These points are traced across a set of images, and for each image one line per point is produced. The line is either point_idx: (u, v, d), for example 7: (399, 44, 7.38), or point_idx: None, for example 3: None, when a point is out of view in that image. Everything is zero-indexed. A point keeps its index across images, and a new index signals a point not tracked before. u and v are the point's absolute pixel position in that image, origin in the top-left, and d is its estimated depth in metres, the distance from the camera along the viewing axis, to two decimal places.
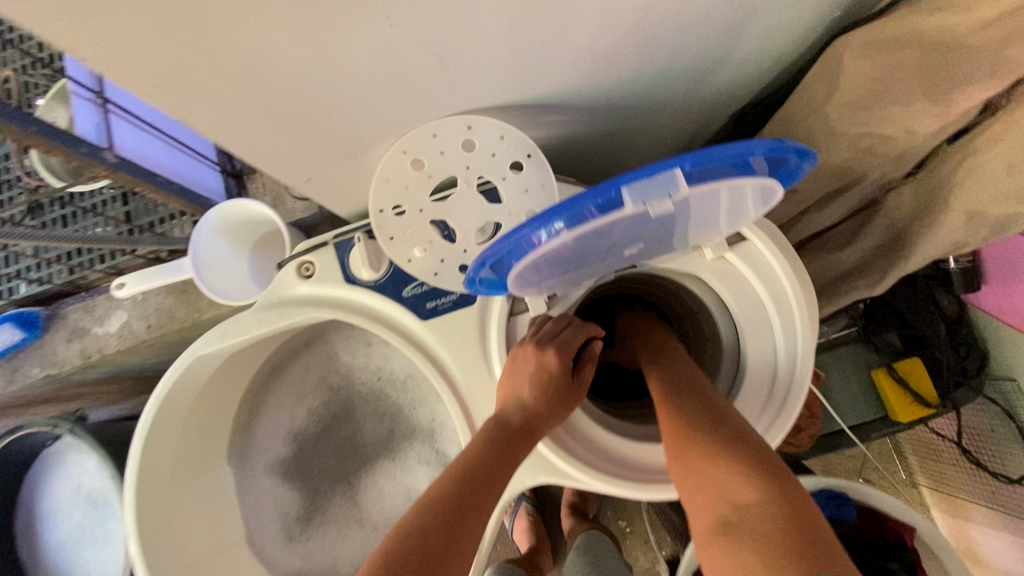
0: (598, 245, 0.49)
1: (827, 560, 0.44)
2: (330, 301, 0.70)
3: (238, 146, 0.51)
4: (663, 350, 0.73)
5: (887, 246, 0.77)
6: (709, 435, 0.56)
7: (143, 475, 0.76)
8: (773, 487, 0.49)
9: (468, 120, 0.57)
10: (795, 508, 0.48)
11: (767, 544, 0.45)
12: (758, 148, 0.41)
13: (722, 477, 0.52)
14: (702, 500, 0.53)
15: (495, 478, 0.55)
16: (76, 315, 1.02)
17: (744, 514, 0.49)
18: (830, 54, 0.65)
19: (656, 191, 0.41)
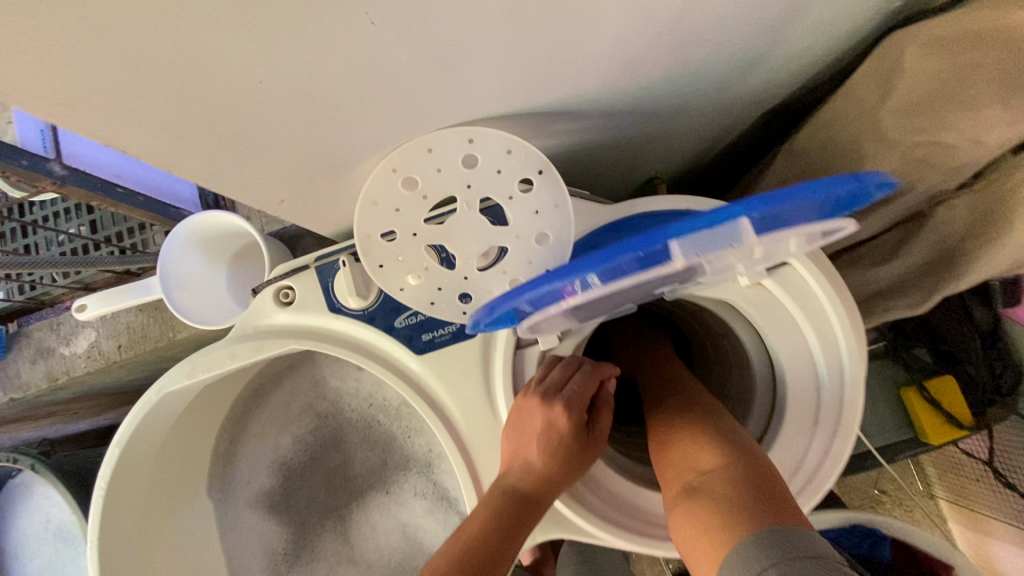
0: (640, 292, 0.44)
1: (779, 508, 0.47)
2: (313, 331, 0.62)
3: (190, 157, 0.43)
4: (675, 384, 0.67)
5: (932, 263, 0.68)
6: (681, 419, 0.61)
7: (107, 519, 0.68)
8: (737, 455, 0.53)
9: (468, 132, 0.48)
10: (751, 469, 0.52)
11: (725, 499, 0.49)
12: (839, 190, 0.34)
13: (690, 449, 0.57)
14: (672, 474, 0.57)
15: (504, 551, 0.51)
16: (41, 334, 0.94)
17: (706, 477, 0.53)
18: (882, 50, 0.57)
19: (715, 244, 0.36)
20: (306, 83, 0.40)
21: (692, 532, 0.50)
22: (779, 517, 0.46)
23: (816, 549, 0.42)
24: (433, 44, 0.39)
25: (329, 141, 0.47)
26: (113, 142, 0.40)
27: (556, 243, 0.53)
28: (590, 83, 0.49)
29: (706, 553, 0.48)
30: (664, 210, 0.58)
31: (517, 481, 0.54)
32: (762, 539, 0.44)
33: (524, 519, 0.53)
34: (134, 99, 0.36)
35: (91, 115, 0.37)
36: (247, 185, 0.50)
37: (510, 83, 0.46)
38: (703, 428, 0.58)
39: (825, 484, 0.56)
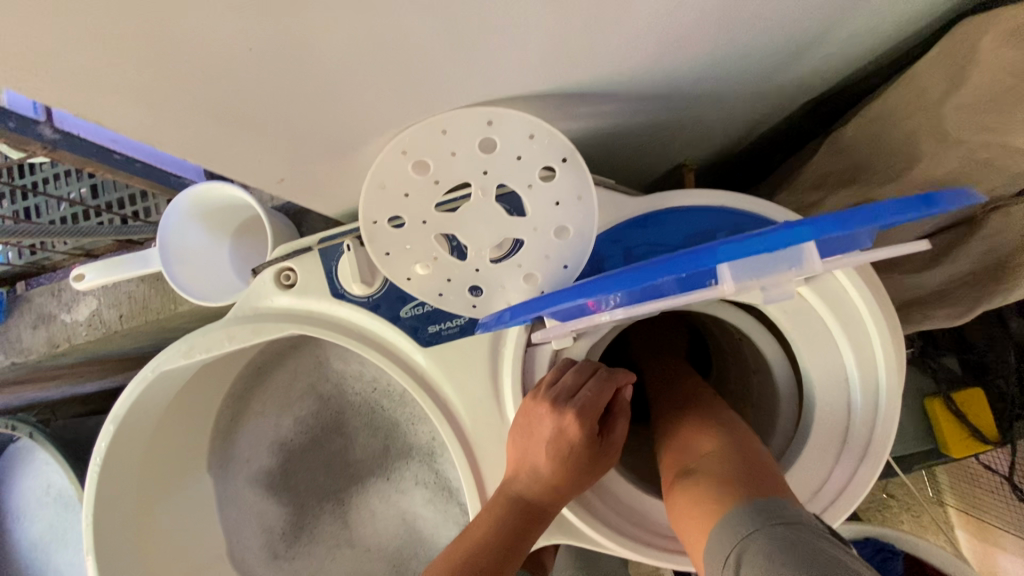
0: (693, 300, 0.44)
1: (773, 484, 0.44)
2: (314, 316, 0.59)
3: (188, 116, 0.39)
4: (688, 387, 0.63)
5: (980, 275, 0.63)
6: (686, 413, 0.58)
7: (104, 491, 0.67)
8: (734, 440, 0.51)
9: (487, 113, 0.44)
10: (752, 454, 0.49)
11: (717, 477, 0.47)
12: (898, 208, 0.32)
13: (691, 437, 0.54)
14: (670, 464, 0.54)
15: (507, 558, 0.49)
16: (41, 299, 0.92)
17: (701, 460, 0.50)
18: (954, 35, 0.51)
19: (771, 266, 0.36)
20: (309, 50, 0.35)
21: (684, 513, 0.47)
22: (771, 490, 0.43)
23: (800, 517, 0.39)
24: (451, 12, 0.34)
25: (336, 115, 0.43)
26: (99, 104, 0.37)
27: (577, 237, 0.49)
28: (625, 62, 0.44)
29: (695, 529, 0.45)
30: (697, 207, 0.53)
31: (523, 488, 0.52)
32: (751, 509, 0.41)
33: (527, 525, 0.51)
34: (117, 51, 0.33)
35: (71, 71, 0.34)
36: (247, 158, 0.46)
37: (538, 59, 0.41)
38: (708, 420, 0.55)
39: (848, 507, 0.53)
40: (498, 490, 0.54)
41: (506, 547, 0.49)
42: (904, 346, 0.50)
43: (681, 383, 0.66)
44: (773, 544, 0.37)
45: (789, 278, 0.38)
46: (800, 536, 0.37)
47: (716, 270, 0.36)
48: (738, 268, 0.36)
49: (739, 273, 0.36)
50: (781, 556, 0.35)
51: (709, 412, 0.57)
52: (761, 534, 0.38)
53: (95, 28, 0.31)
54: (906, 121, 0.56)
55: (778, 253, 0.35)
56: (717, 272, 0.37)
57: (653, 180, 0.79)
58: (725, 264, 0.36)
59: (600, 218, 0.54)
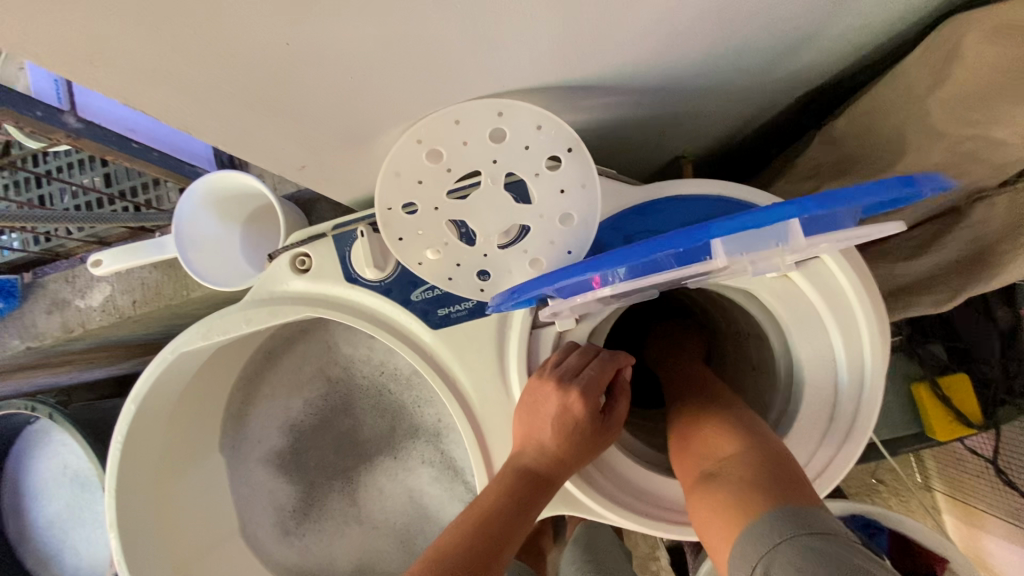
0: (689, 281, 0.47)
1: (796, 492, 0.47)
2: (327, 299, 0.62)
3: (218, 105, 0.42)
4: (703, 384, 0.66)
5: (964, 263, 0.66)
6: (703, 412, 0.61)
7: (124, 468, 0.69)
8: (753, 442, 0.53)
9: (498, 105, 0.46)
10: (768, 456, 0.52)
11: (739, 482, 0.49)
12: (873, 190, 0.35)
13: (710, 439, 0.57)
14: (691, 465, 0.57)
15: (515, 528, 0.52)
16: (56, 285, 0.94)
17: (723, 463, 0.53)
18: (940, 33, 0.54)
19: (759, 241, 0.39)
20: (334, 42, 0.38)
21: (708, 516, 0.50)
22: (794, 499, 0.46)
23: (827, 528, 0.42)
24: (468, 9, 0.37)
25: (354, 106, 0.45)
26: (137, 93, 0.39)
27: (581, 224, 0.52)
28: (628, 56, 0.46)
29: (720, 533, 0.48)
30: (694, 196, 0.56)
31: (531, 461, 0.55)
32: (776, 518, 0.44)
33: (538, 502, 0.54)
34: (157, 42, 0.35)
35: (113, 61, 0.36)
36: (269, 146, 0.48)
37: (546, 54, 0.44)
38: (725, 421, 0.58)
39: (833, 481, 0.56)
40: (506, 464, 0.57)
41: (516, 519, 0.52)
42: (888, 328, 0.53)
43: (690, 377, 0.69)
44: (801, 557, 0.39)
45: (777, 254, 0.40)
46: (827, 546, 0.40)
47: (709, 244, 0.39)
48: (731, 245, 0.39)
49: (731, 249, 0.39)
50: (810, 569, 0.38)
51: (722, 409, 0.60)
52: (787, 544, 0.41)
53: (138, 21, 0.33)
54: (894, 114, 0.59)
55: (766, 230, 0.38)
56: (711, 248, 0.39)
57: (652, 171, 0.82)
58: (716, 241, 0.38)
59: (602, 205, 0.56)
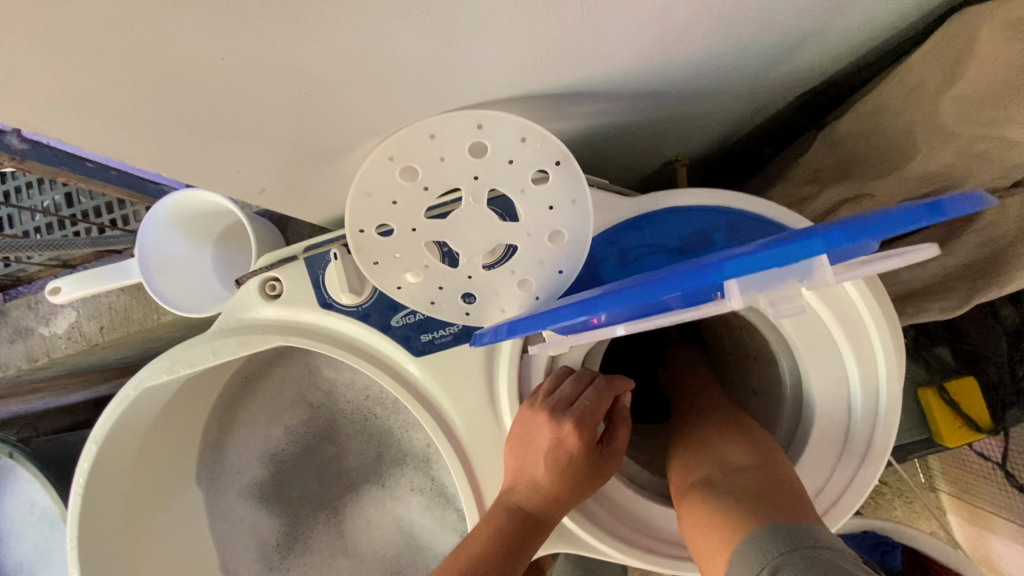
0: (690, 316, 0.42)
1: (798, 511, 0.44)
2: (301, 327, 0.57)
3: (165, 125, 0.37)
4: (704, 395, 0.63)
5: (977, 268, 0.63)
6: (707, 420, 0.58)
7: (89, 512, 0.65)
8: (759, 454, 0.50)
9: (477, 116, 0.42)
10: (774, 470, 0.48)
11: (743, 493, 0.46)
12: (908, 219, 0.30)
13: (713, 446, 0.53)
14: (685, 471, 0.53)
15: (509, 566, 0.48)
16: (17, 312, 0.88)
17: (723, 473, 0.49)
18: (952, 28, 0.51)
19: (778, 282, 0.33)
20: (291, 56, 0.34)
21: (699, 524, 0.47)
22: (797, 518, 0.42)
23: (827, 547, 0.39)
24: (442, 15, 0.33)
25: (319, 123, 0.41)
26: (73, 118, 0.35)
27: (572, 241, 0.48)
28: (619, 60, 0.43)
29: (711, 541, 0.45)
30: (692, 207, 0.52)
31: (523, 499, 0.50)
32: (780, 532, 0.41)
33: (532, 540, 0.50)
34: (86, 65, 0.31)
35: (37, 87, 0.32)
36: (230, 169, 0.44)
37: (528, 61, 0.40)
38: (730, 429, 0.54)
39: (849, 508, 0.52)
40: (496, 501, 0.53)
41: (508, 562, 0.48)
42: (904, 343, 0.49)
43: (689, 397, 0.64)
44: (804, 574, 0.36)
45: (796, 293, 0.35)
46: (828, 565, 0.37)
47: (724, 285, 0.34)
48: (748, 285, 0.34)
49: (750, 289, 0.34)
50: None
51: (728, 417, 0.57)
52: (789, 559, 0.38)
53: (59, 43, 0.29)
54: (902, 115, 0.55)
55: (788, 268, 0.33)
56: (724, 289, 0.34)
57: (644, 177, 0.78)
58: (731, 281, 0.34)
59: (595, 220, 0.52)
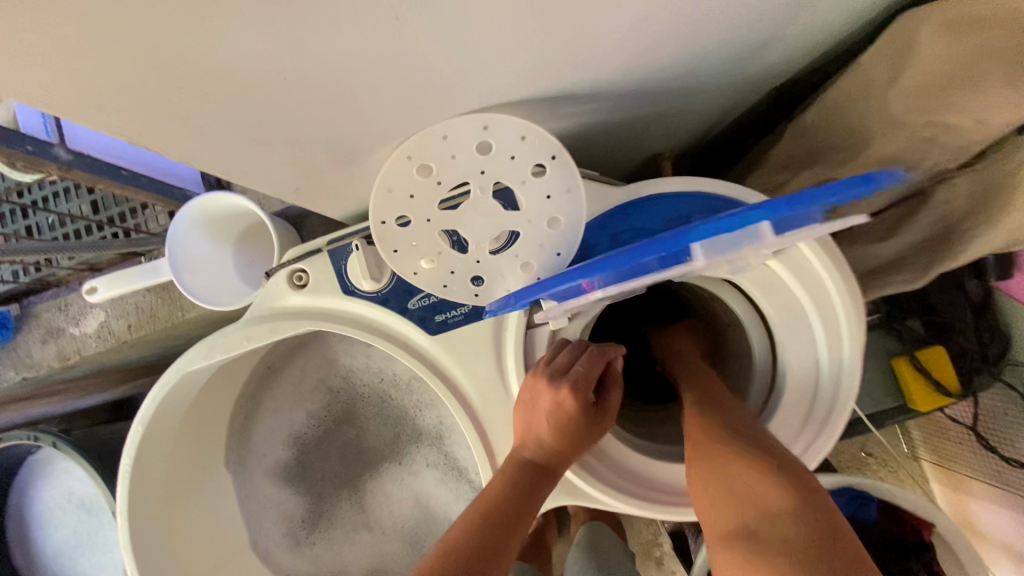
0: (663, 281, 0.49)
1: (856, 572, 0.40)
2: (326, 312, 0.63)
3: (215, 134, 0.43)
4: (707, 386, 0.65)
5: (934, 242, 0.69)
6: (730, 443, 0.54)
7: (134, 490, 0.71)
8: (801, 495, 0.46)
9: (483, 120, 0.49)
10: (824, 517, 0.44)
11: (791, 551, 0.42)
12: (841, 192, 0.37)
13: (745, 480, 0.49)
14: (719, 511, 0.50)
15: (517, 517, 0.54)
16: (48, 314, 0.94)
17: (764, 520, 0.45)
18: (898, 27, 0.57)
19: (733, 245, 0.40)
20: (326, 72, 0.40)
21: None
22: None
23: None
24: (454, 34, 0.39)
25: (345, 128, 0.47)
26: (146, 130, 0.41)
27: (568, 226, 0.54)
28: (606, 65, 0.49)
29: None
30: (674, 193, 0.58)
31: (531, 453, 0.57)
32: None
33: (540, 491, 0.56)
34: (157, 85, 0.37)
35: (114, 104, 0.37)
36: (265, 171, 0.50)
37: (526, 69, 0.46)
38: (760, 458, 0.51)
39: (819, 454, 0.59)
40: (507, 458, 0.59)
41: (519, 511, 0.54)
42: (864, 308, 0.56)
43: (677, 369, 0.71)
44: None
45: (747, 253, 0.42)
46: None
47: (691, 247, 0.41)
48: (710, 247, 0.40)
49: (712, 252, 0.41)
50: None
51: (755, 442, 0.53)
52: None
53: (138, 68, 0.35)
54: (859, 106, 0.62)
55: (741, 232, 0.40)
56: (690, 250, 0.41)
57: (632, 170, 0.85)
58: (696, 244, 0.41)
59: (588, 208, 0.59)
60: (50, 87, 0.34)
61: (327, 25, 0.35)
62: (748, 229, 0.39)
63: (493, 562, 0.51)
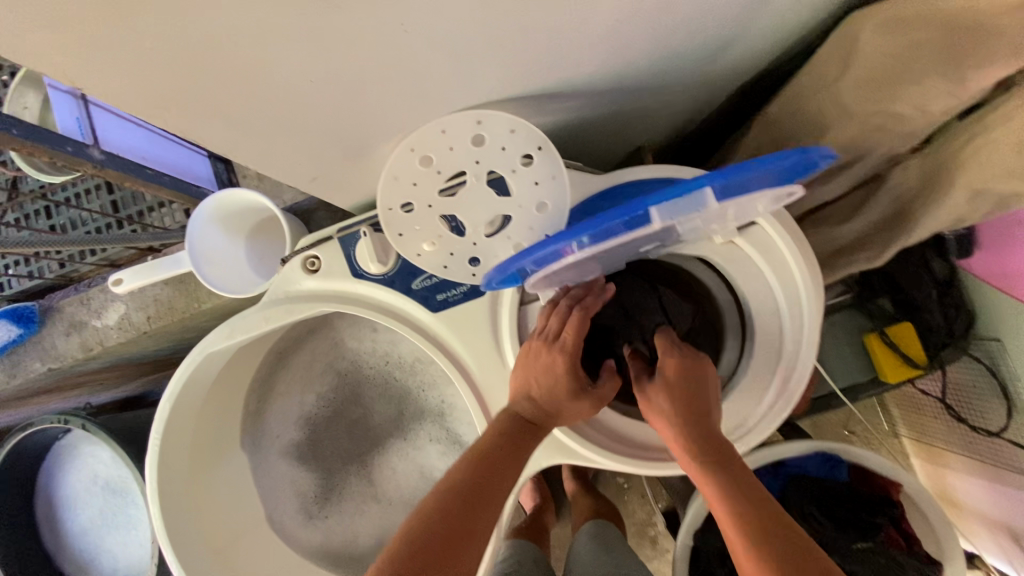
0: (627, 248, 0.55)
1: None
2: (337, 294, 0.70)
3: (241, 132, 0.49)
4: (692, 368, 0.64)
5: (890, 221, 0.76)
6: (767, 545, 0.49)
7: (163, 462, 0.77)
8: None
9: (476, 115, 0.55)
10: None
11: None
12: (782, 165, 0.43)
13: None
14: None
15: (510, 465, 0.59)
16: (71, 308, 0.99)
17: None
18: (847, 27, 0.64)
19: (684, 208, 0.47)
20: (340, 76, 0.46)
21: None
22: None
23: None
24: (449, 41, 0.45)
25: (356, 124, 0.53)
26: (187, 127, 0.47)
27: (555, 211, 0.60)
28: (586, 64, 0.55)
29: None
30: (650, 180, 0.65)
31: (522, 409, 0.63)
32: None
33: (529, 443, 0.62)
34: (196, 90, 0.43)
35: (159, 105, 0.44)
36: (284, 164, 0.56)
37: (512, 70, 0.52)
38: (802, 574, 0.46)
39: (785, 409, 0.66)
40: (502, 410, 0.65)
41: (509, 458, 0.59)
42: (821, 278, 0.62)
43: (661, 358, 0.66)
44: None
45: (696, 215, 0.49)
46: None
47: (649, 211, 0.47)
48: (665, 211, 0.47)
49: (667, 215, 0.47)
50: None
51: (794, 549, 0.48)
52: None
53: (182, 76, 0.41)
54: (816, 98, 0.68)
55: (691, 196, 0.46)
56: (649, 215, 0.48)
57: (617, 162, 0.91)
58: (654, 207, 0.47)
59: (572, 194, 0.65)
60: (114, 89, 0.40)
61: (346, 34, 0.41)
62: (694, 193, 0.46)
63: (486, 503, 0.56)
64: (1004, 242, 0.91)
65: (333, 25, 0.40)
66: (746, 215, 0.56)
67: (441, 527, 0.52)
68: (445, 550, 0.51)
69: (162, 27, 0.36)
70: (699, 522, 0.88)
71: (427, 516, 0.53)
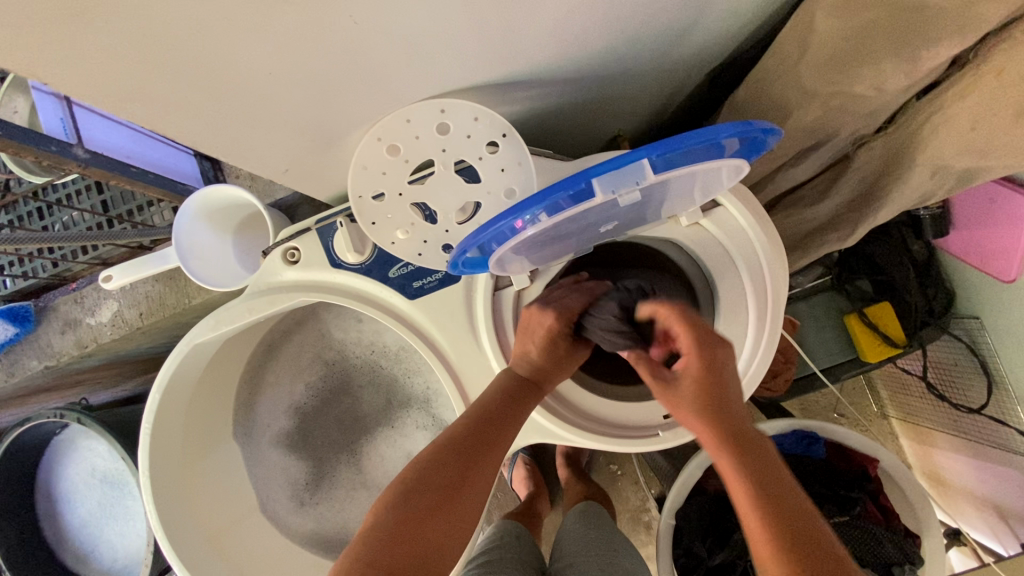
0: (580, 226, 0.58)
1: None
2: (316, 284, 0.72)
3: (212, 127, 0.51)
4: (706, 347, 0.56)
5: (859, 200, 0.78)
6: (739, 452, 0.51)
7: (155, 454, 0.80)
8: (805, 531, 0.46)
9: (440, 104, 0.57)
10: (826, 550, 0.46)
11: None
12: (712, 133, 0.47)
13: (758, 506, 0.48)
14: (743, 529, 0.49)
15: (513, 420, 0.63)
16: (66, 307, 1.02)
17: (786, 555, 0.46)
18: (804, 10, 0.65)
19: (623, 180, 0.50)
20: (303, 69, 0.48)
21: None
22: None
23: None
24: (408, 33, 0.47)
25: (323, 116, 0.55)
26: (160, 123, 0.49)
27: (523, 196, 0.62)
28: (544, 52, 0.57)
29: None
30: None
31: (523, 369, 0.66)
32: None
33: (530, 400, 0.65)
34: (166, 86, 0.45)
35: (130, 103, 0.46)
36: (257, 156, 0.58)
37: (472, 59, 0.54)
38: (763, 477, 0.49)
39: (752, 385, 0.69)
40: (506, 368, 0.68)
41: (509, 413, 0.63)
42: (783, 256, 0.65)
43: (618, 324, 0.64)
44: None
45: (637, 190, 0.51)
46: None
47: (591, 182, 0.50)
48: (606, 182, 0.50)
49: (608, 185, 0.50)
50: None
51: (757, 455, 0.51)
52: None
53: (151, 73, 0.43)
54: (778, 81, 0.70)
55: (630, 168, 0.49)
56: (592, 188, 0.50)
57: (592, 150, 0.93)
58: (595, 180, 0.50)
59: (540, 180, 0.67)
60: (86, 89, 0.42)
61: (303, 28, 0.43)
62: (632, 165, 0.49)
63: (487, 453, 0.60)
64: (977, 219, 0.93)
65: (291, 19, 0.42)
66: (691, 197, 0.59)
67: (442, 472, 0.57)
68: (443, 492, 0.56)
69: (126, 26, 0.38)
70: (681, 501, 0.90)
71: (426, 464, 0.57)
